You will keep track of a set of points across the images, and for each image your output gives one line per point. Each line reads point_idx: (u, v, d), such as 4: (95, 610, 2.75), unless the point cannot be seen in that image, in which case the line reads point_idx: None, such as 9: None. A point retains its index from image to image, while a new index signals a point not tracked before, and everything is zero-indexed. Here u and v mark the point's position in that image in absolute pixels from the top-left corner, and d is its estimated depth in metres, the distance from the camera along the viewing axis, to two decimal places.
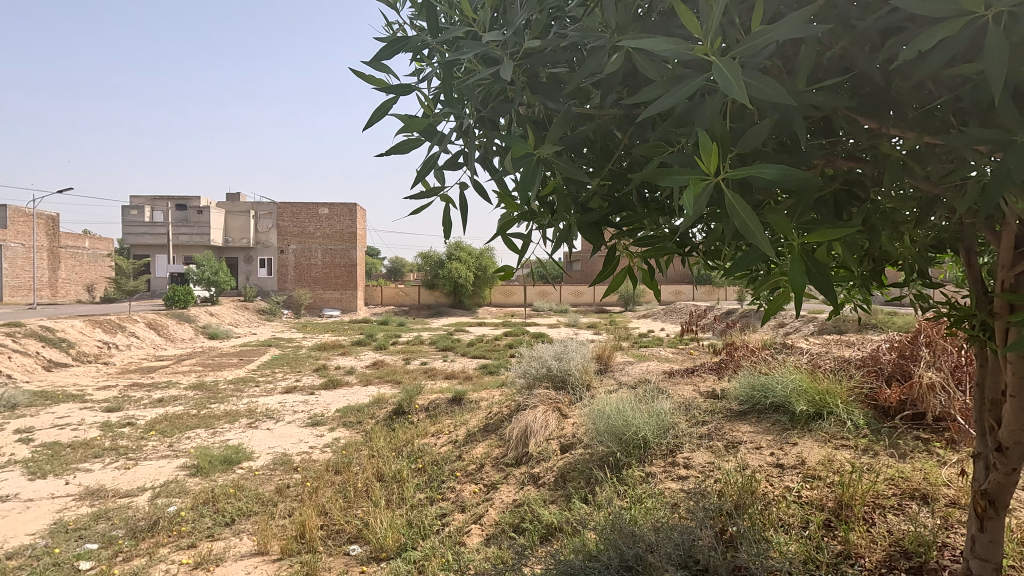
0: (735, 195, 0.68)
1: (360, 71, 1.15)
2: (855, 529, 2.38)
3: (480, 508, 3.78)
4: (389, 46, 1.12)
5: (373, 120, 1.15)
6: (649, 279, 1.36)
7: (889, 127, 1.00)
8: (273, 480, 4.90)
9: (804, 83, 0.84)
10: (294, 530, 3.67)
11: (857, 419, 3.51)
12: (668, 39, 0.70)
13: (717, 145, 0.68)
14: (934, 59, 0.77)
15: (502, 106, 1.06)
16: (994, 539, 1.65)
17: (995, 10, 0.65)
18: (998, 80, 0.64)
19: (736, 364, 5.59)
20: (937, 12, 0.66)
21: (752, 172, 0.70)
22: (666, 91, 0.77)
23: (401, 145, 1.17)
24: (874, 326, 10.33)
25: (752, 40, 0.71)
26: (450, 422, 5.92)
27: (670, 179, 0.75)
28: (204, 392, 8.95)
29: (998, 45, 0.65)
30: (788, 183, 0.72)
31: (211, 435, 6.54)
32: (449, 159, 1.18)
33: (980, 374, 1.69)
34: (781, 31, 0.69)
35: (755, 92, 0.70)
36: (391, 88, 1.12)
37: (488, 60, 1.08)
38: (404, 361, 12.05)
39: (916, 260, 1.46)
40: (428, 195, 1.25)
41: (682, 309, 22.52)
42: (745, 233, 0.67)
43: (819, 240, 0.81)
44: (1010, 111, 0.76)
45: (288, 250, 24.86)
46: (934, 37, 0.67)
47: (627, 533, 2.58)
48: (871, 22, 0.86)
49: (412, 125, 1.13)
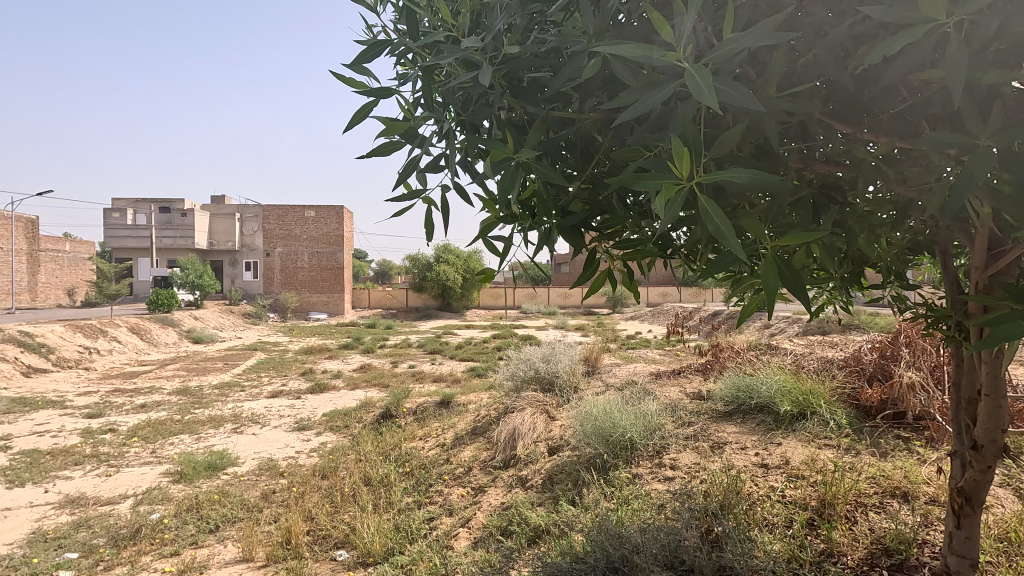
0: (707, 197, 0.68)
1: (341, 75, 1.12)
2: (838, 527, 2.43)
3: (468, 512, 3.76)
4: (371, 48, 1.10)
5: (353, 124, 1.13)
6: (630, 282, 1.36)
7: (864, 134, 1.02)
8: (259, 486, 4.84)
9: (775, 89, 0.86)
10: (280, 536, 3.63)
11: (839, 419, 3.57)
12: (643, 45, 0.69)
13: (689, 150, 0.69)
14: (900, 64, 0.78)
15: (482, 110, 1.06)
16: (971, 535, 1.68)
17: (957, 19, 0.65)
18: (959, 86, 0.65)
19: (721, 365, 5.66)
20: (901, 19, 0.67)
21: (725, 177, 0.70)
22: (642, 96, 0.78)
23: (382, 149, 1.16)
24: (857, 326, 10.53)
25: (724, 46, 0.71)
26: (438, 426, 5.90)
27: (645, 183, 0.76)
28: (188, 397, 8.81)
29: (958, 53, 0.65)
30: (761, 186, 0.71)
31: (195, 440, 6.46)
32: (430, 162, 1.17)
33: (957, 373, 1.72)
34: (752, 38, 0.69)
35: (727, 99, 0.71)
36: (374, 91, 1.10)
37: (469, 64, 1.08)
38: (392, 364, 12.00)
39: (892, 261, 1.49)
40: (410, 198, 1.23)
41: (669, 309, 22.64)
42: (718, 236, 0.67)
43: (792, 243, 0.82)
44: (973, 115, 0.77)
45: (274, 253, 24.56)
46: (898, 44, 0.68)
47: (613, 534, 2.58)
48: (844, 30, 0.87)
49: (394, 128, 1.12)
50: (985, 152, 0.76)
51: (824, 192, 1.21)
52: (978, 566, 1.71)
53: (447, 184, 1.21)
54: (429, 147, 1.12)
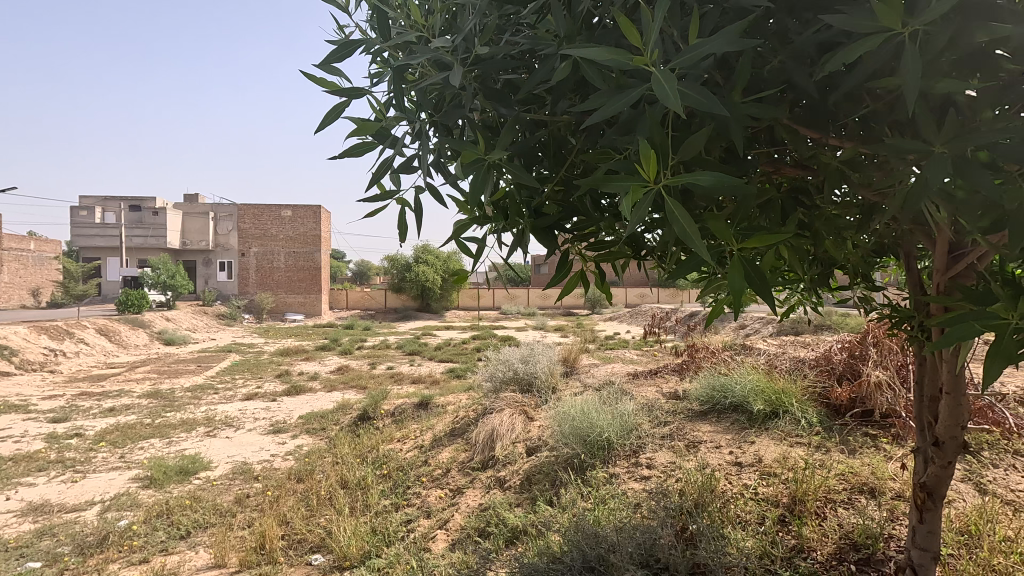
0: (674, 200, 0.68)
1: (311, 75, 1.10)
2: (808, 523, 2.48)
3: (446, 514, 3.74)
4: (341, 47, 1.08)
5: (324, 124, 1.11)
6: (603, 283, 1.37)
7: (829, 139, 1.04)
8: (232, 490, 4.75)
9: (741, 95, 0.87)
10: (253, 541, 3.56)
11: (810, 418, 3.65)
12: (609, 49, 0.70)
13: (656, 152, 0.69)
14: (859, 72, 0.79)
15: (454, 111, 1.06)
16: (933, 529, 1.72)
17: (912, 28, 0.67)
18: (915, 92, 0.66)
19: (697, 365, 5.73)
20: (860, 28, 0.69)
21: (691, 179, 0.70)
22: (610, 99, 0.78)
23: (355, 150, 1.14)
24: (827, 327, 10.77)
25: (691, 51, 0.72)
26: (416, 427, 5.86)
27: (613, 185, 0.76)
28: (158, 400, 8.60)
29: (914, 60, 0.67)
30: (726, 190, 0.72)
31: (165, 444, 6.30)
32: (403, 163, 1.15)
33: (919, 372, 1.77)
34: (717, 43, 0.70)
35: (693, 103, 0.71)
36: (345, 90, 1.08)
37: (441, 65, 1.07)
38: (369, 365, 11.87)
39: (858, 264, 1.53)
40: (383, 199, 1.21)
41: (645, 310, 22.85)
42: (684, 238, 0.66)
43: (757, 246, 0.82)
44: (929, 121, 0.79)
45: (248, 253, 24.11)
46: (858, 52, 0.69)
47: (589, 534, 2.59)
48: (808, 36, 0.89)
49: (366, 128, 1.11)
50: (940, 158, 0.77)
51: (793, 196, 1.23)
52: (940, 559, 1.77)
53: (420, 185, 1.19)
54: (402, 147, 1.11)
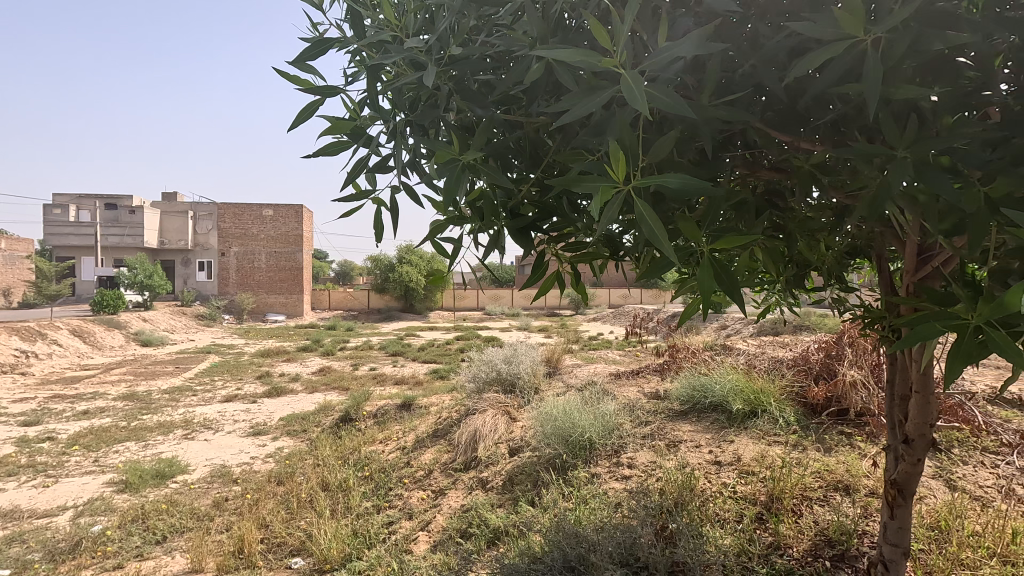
0: (643, 201, 0.68)
1: (284, 72, 1.09)
2: (785, 520, 2.52)
3: (428, 515, 3.72)
4: (315, 45, 1.07)
5: (298, 122, 1.10)
6: (578, 283, 1.37)
7: (800, 143, 1.06)
8: (209, 493, 4.67)
9: (711, 97, 0.88)
10: (231, 545, 3.50)
11: (787, 417, 3.71)
12: (579, 50, 0.70)
13: (626, 153, 0.70)
14: (823, 78, 0.81)
15: (429, 111, 1.05)
16: (903, 524, 1.77)
17: (873, 36, 0.69)
18: (876, 99, 0.68)
19: (678, 365, 5.79)
20: (824, 35, 0.70)
21: (660, 181, 0.71)
22: (582, 100, 0.79)
23: (329, 148, 1.14)
24: (806, 328, 10.95)
25: (661, 54, 0.72)
26: (398, 429, 5.82)
27: (584, 185, 0.76)
28: (133, 402, 8.42)
29: (875, 67, 0.69)
30: (694, 192, 0.73)
31: (140, 447, 6.18)
32: (379, 163, 1.15)
33: (891, 372, 1.81)
34: (687, 47, 0.71)
35: (662, 105, 0.72)
36: (318, 88, 1.07)
37: (415, 64, 1.07)
38: (351, 366, 11.76)
39: (831, 266, 1.56)
40: (359, 198, 1.20)
41: (627, 311, 23.00)
42: (654, 241, 0.67)
43: (727, 246, 0.84)
44: (891, 127, 0.81)
45: (227, 253, 23.73)
46: (822, 58, 0.71)
47: (571, 534, 2.60)
48: (778, 41, 0.90)
49: (341, 127, 1.10)
50: (902, 163, 0.79)
51: (766, 198, 1.26)
52: (910, 554, 1.81)
53: (396, 185, 1.19)
54: (378, 147, 1.10)
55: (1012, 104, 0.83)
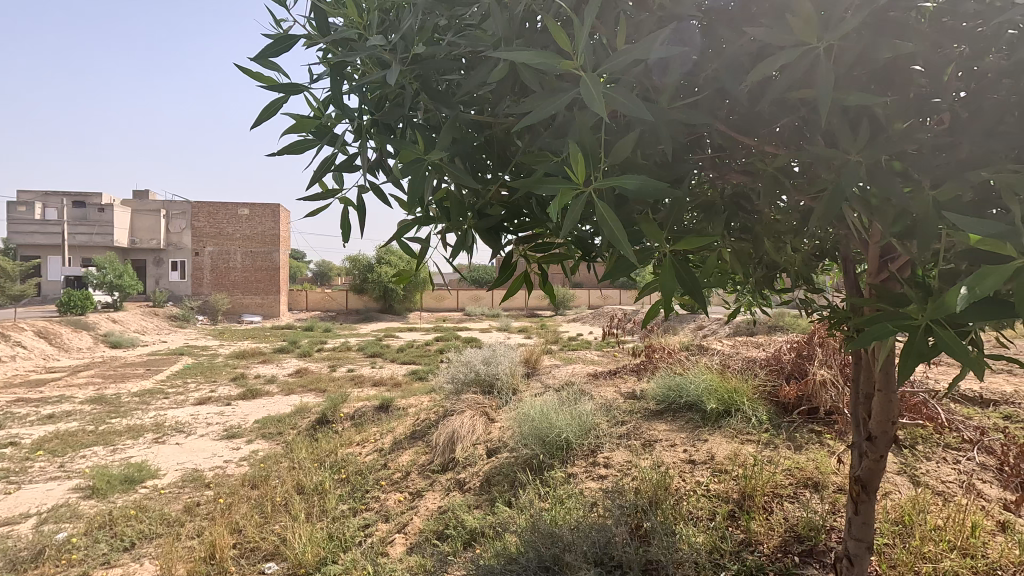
0: (605, 204, 0.69)
1: (247, 69, 1.08)
2: (756, 517, 2.56)
3: (405, 517, 3.71)
4: (278, 42, 1.07)
5: (260, 120, 1.09)
6: (546, 284, 1.38)
7: (763, 145, 1.08)
8: (181, 498, 4.59)
9: (672, 100, 0.89)
10: (202, 551, 3.45)
11: (760, 415, 3.77)
12: (540, 53, 0.71)
13: (585, 155, 0.70)
14: (779, 84, 0.83)
15: (394, 110, 1.05)
16: (867, 520, 1.81)
17: (825, 43, 0.71)
18: (828, 102, 0.70)
19: (655, 365, 5.84)
20: (779, 41, 0.72)
21: (619, 183, 0.72)
22: (544, 102, 0.79)
23: (295, 147, 1.13)
24: (781, 328, 11.13)
25: (619, 57, 0.73)
26: (376, 430, 5.79)
27: (545, 187, 0.77)
28: (103, 406, 8.24)
29: (826, 73, 0.71)
30: (653, 194, 0.74)
31: (110, 452, 6.04)
32: (345, 162, 1.15)
33: (855, 370, 1.85)
34: (644, 51, 0.72)
35: (621, 108, 0.73)
36: (281, 85, 1.07)
37: (380, 63, 1.07)
38: (330, 368, 11.65)
39: (799, 267, 1.59)
40: (325, 197, 1.20)
41: (608, 311, 23.14)
42: (613, 242, 0.67)
43: (687, 248, 0.85)
44: (844, 132, 0.83)
45: (203, 253, 23.34)
46: (777, 63, 0.73)
47: (545, 534, 2.61)
48: (738, 46, 0.92)
49: (304, 126, 1.09)
50: (854, 166, 0.82)
51: (734, 201, 1.28)
52: (874, 548, 1.85)
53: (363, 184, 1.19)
54: (343, 146, 1.10)
55: (959, 112, 0.87)
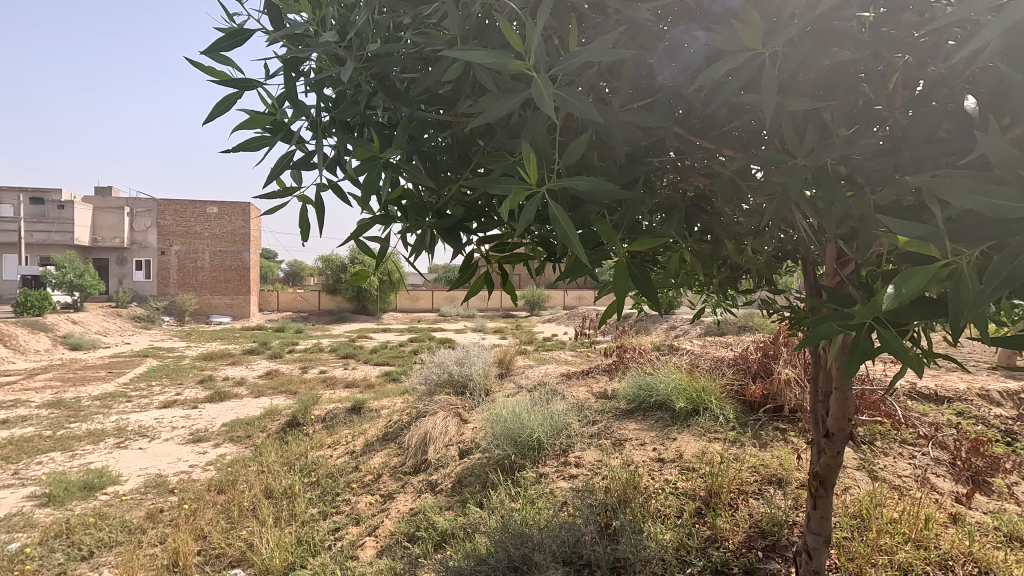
0: (557, 204, 0.70)
1: (198, 63, 1.05)
2: (722, 514, 2.61)
3: (375, 520, 3.67)
4: (230, 36, 1.04)
5: (213, 116, 1.07)
6: (506, 284, 1.38)
7: (719, 148, 1.10)
8: (143, 505, 4.46)
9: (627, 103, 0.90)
10: (165, 559, 3.36)
11: (727, 414, 3.85)
12: (491, 52, 0.71)
13: (538, 155, 0.71)
14: (729, 88, 0.85)
15: (351, 108, 1.04)
16: (825, 514, 1.86)
17: (770, 49, 0.73)
18: (772, 108, 0.72)
19: (626, 365, 5.90)
20: (725, 45, 0.74)
21: (571, 184, 0.73)
22: (498, 103, 0.79)
23: (249, 143, 1.11)
24: (750, 329, 11.38)
25: (570, 58, 0.73)
26: (347, 433, 5.71)
27: (499, 187, 0.77)
28: (62, 410, 7.95)
29: (771, 77, 0.72)
30: (605, 195, 0.74)
31: (68, 458, 5.84)
32: (301, 160, 1.14)
33: (814, 369, 1.90)
34: (594, 52, 0.72)
35: (572, 109, 0.73)
36: (234, 80, 1.05)
37: (337, 59, 1.05)
38: (301, 370, 11.46)
39: (761, 268, 1.63)
40: (282, 195, 1.19)
41: (582, 311, 23.29)
42: (566, 241, 0.68)
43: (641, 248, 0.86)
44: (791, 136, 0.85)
45: (169, 252, 22.74)
46: (725, 68, 0.74)
47: (515, 534, 2.62)
48: (691, 51, 0.94)
49: (259, 122, 1.08)
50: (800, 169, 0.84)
51: (696, 203, 1.31)
52: (831, 542, 1.90)
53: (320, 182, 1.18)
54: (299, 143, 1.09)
55: (900, 119, 0.91)
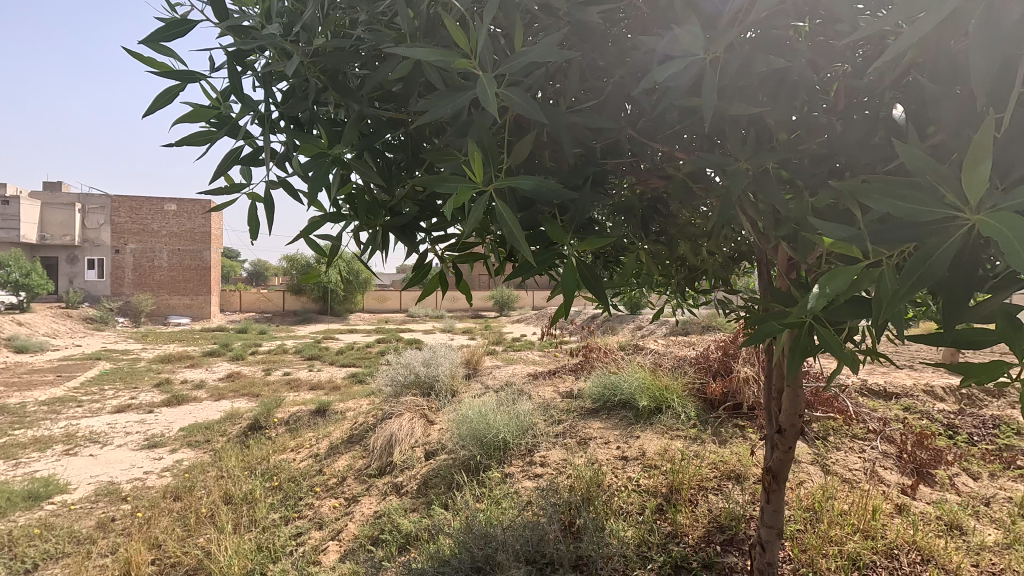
0: (503, 203, 0.70)
1: (137, 53, 1.02)
2: (682, 510, 2.66)
3: (339, 523, 3.62)
4: (172, 26, 1.01)
5: (154, 109, 1.03)
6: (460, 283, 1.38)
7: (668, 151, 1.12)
8: (93, 514, 4.29)
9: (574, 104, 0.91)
10: (116, 569, 3.24)
11: (689, 412, 3.93)
12: (436, 49, 0.70)
13: (483, 154, 0.71)
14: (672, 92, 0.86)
15: (299, 103, 1.03)
16: (777, 508, 1.91)
17: (710, 54, 0.75)
18: (711, 111, 0.73)
19: (592, 365, 5.96)
20: (667, 49, 0.75)
21: (515, 182, 0.73)
22: (445, 101, 0.79)
23: (193, 137, 1.08)
24: (714, 328, 11.64)
25: (516, 58, 0.73)
26: (311, 435, 5.61)
27: (445, 185, 0.77)
28: (6, 416, 7.58)
29: (710, 82, 0.74)
30: (551, 194, 0.75)
31: (12, 466, 5.56)
32: (249, 155, 1.12)
33: (768, 367, 1.96)
34: (539, 52, 0.72)
35: (518, 108, 0.73)
36: (176, 72, 1.02)
37: (285, 53, 1.03)
38: (263, 372, 11.20)
39: (716, 268, 1.67)
40: (229, 191, 1.16)
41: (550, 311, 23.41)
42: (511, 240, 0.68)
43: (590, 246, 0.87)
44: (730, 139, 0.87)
45: (124, 251, 21.92)
46: (667, 71, 0.76)
47: (479, 534, 2.61)
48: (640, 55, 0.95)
49: (203, 115, 1.05)
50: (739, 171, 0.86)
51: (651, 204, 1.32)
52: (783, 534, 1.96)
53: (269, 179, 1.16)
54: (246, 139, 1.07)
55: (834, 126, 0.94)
